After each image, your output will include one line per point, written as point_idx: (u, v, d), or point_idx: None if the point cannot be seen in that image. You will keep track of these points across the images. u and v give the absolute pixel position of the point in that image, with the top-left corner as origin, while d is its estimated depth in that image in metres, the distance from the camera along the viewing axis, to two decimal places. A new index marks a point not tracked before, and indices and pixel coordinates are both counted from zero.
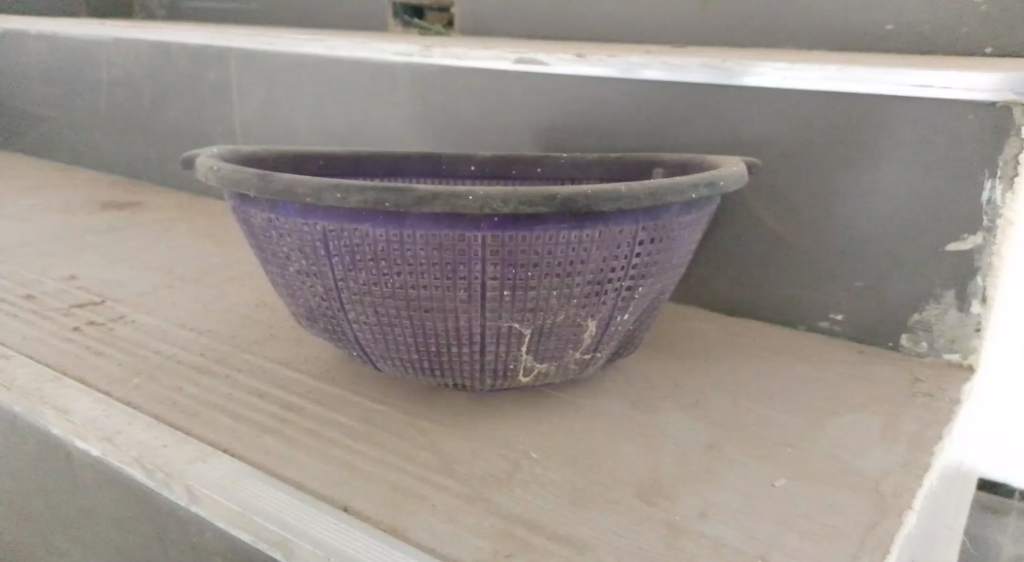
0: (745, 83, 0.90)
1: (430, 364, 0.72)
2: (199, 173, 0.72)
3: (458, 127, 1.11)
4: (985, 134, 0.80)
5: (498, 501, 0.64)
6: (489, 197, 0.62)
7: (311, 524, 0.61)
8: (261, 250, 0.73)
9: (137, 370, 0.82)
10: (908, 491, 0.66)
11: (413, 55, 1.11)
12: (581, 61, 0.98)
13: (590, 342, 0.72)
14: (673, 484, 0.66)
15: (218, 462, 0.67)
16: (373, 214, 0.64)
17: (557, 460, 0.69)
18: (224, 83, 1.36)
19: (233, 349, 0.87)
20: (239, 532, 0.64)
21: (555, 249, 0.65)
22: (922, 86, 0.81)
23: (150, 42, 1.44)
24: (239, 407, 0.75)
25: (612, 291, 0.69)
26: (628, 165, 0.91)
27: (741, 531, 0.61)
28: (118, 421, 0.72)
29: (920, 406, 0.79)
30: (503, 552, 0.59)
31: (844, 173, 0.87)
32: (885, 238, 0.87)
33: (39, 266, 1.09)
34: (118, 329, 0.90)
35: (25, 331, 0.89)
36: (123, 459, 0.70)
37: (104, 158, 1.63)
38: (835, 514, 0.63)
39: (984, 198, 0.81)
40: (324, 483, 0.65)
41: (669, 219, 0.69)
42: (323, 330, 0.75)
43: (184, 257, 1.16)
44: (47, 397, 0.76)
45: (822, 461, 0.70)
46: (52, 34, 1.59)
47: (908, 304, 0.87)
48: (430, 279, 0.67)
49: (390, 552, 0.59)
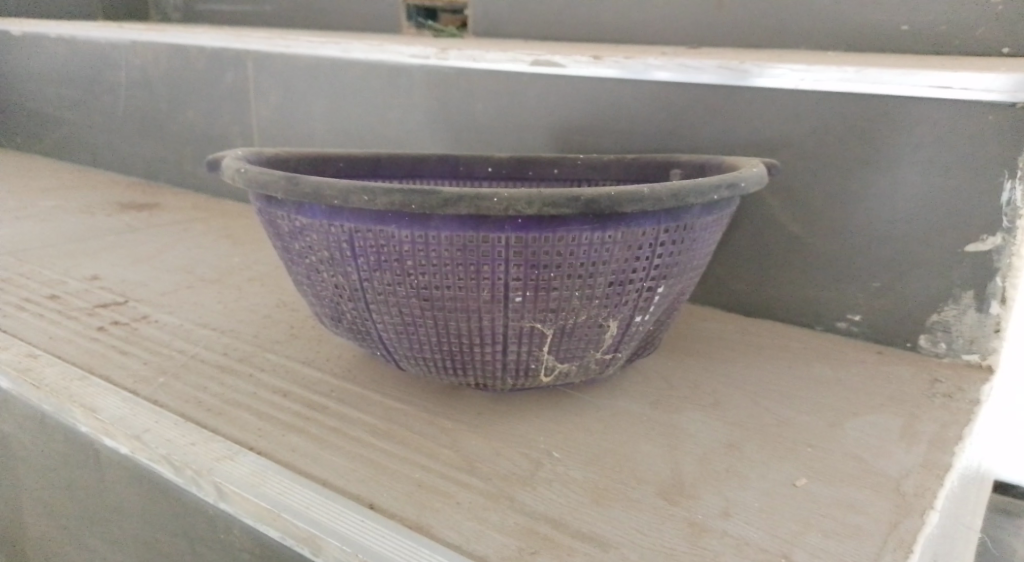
0: (761, 85, 0.90)
1: (453, 364, 0.73)
2: (225, 175, 0.73)
3: (474, 129, 1.11)
4: (1003, 135, 0.80)
5: (521, 499, 0.65)
6: (513, 199, 0.63)
7: (338, 521, 0.62)
8: (286, 251, 0.74)
9: (162, 369, 0.83)
10: (928, 491, 0.66)
11: (429, 57, 1.12)
12: (597, 63, 0.99)
13: (610, 342, 0.73)
14: (695, 483, 0.67)
15: (246, 460, 0.68)
16: (398, 216, 0.65)
17: (579, 459, 0.69)
18: (242, 85, 1.37)
19: (255, 348, 0.88)
20: (267, 528, 0.65)
21: (578, 249, 0.66)
22: (941, 87, 0.81)
23: (169, 45, 1.45)
24: (263, 405, 0.76)
25: (634, 292, 0.70)
26: (646, 167, 0.91)
27: (763, 531, 0.62)
28: (146, 419, 0.73)
29: (938, 406, 0.79)
30: (529, 549, 0.60)
31: (861, 175, 0.88)
32: (903, 239, 0.87)
33: (63, 267, 1.11)
34: (142, 329, 0.92)
35: (51, 330, 0.90)
36: (152, 456, 0.71)
37: (122, 159, 1.65)
38: (857, 513, 0.64)
39: (1004, 198, 0.82)
40: (349, 481, 0.66)
41: (690, 220, 0.69)
42: (347, 330, 0.76)
43: (204, 257, 1.17)
44: (76, 395, 0.77)
45: (843, 461, 0.70)
46: (72, 37, 1.60)
47: (927, 305, 0.88)
48: (454, 280, 0.67)
49: (417, 549, 0.59)
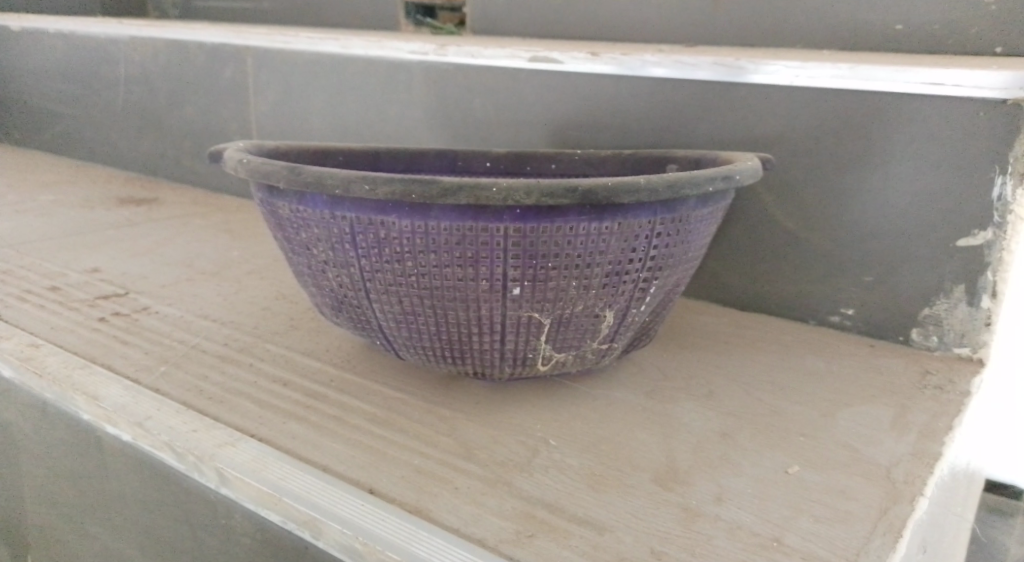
0: (757, 82, 0.92)
1: (452, 353, 0.74)
2: (228, 165, 0.74)
3: (473, 125, 1.12)
4: (995, 131, 0.82)
5: (519, 485, 0.66)
6: (512, 189, 0.64)
7: (338, 505, 0.63)
8: (288, 241, 0.75)
9: (163, 358, 0.84)
10: (918, 478, 0.68)
11: (428, 53, 1.13)
12: (594, 59, 1.00)
13: (607, 332, 0.74)
14: (689, 469, 0.68)
15: (247, 447, 0.69)
16: (399, 206, 0.66)
17: (575, 447, 0.70)
18: (241, 80, 1.38)
19: (255, 339, 0.89)
20: (269, 513, 0.66)
21: (575, 240, 0.67)
22: (934, 84, 0.83)
23: (169, 41, 1.46)
24: (264, 394, 0.77)
25: (630, 283, 0.71)
26: (642, 162, 0.92)
27: (756, 515, 0.63)
28: (148, 407, 0.74)
29: (929, 397, 0.80)
30: (526, 532, 0.61)
31: (855, 170, 0.89)
32: (895, 233, 0.89)
33: (64, 259, 1.11)
34: (143, 320, 0.93)
35: (52, 320, 0.91)
36: (154, 443, 0.72)
37: (121, 155, 1.65)
38: (848, 499, 0.65)
39: (995, 194, 0.83)
40: (349, 467, 0.67)
41: (686, 212, 0.71)
42: (347, 320, 0.77)
43: (204, 250, 1.18)
44: (78, 383, 0.78)
45: (834, 449, 0.72)
46: (71, 33, 1.61)
47: (919, 299, 0.89)
48: (453, 270, 0.68)
49: (416, 532, 0.61)
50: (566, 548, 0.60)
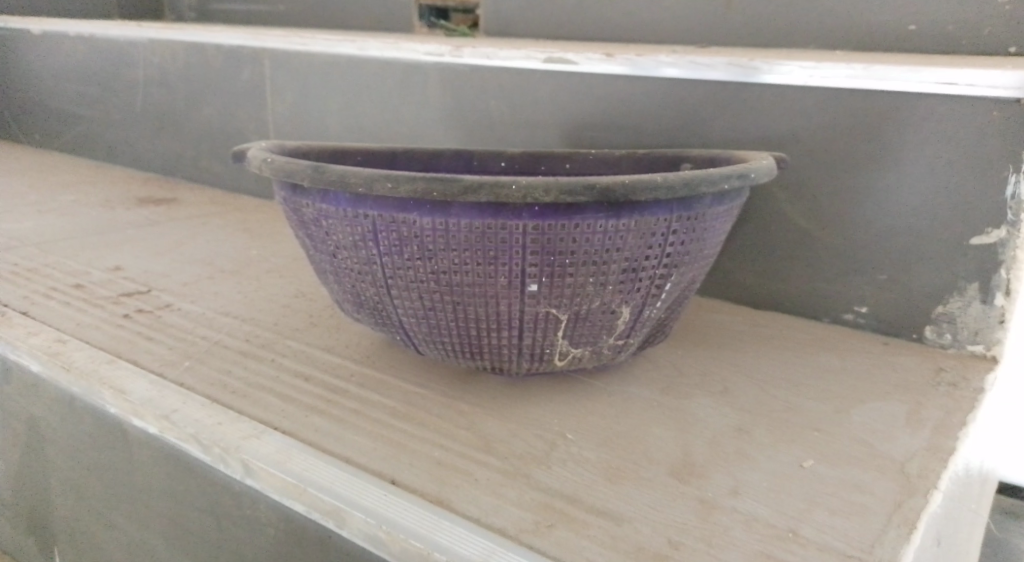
0: (769, 82, 0.92)
1: (471, 348, 0.75)
2: (252, 165, 0.75)
3: (488, 126, 1.14)
4: (1008, 130, 0.82)
5: (537, 477, 0.67)
6: (531, 187, 0.65)
7: (361, 496, 0.64)
8: (310, 239, 0.77)
9: (187, 354, 0.85)
10: (932, 473, 0.69)
11: (443, 55, 1.15)
12: (608, 61, 1.01)
13: (623, 328, 0.75)
14: (705, 463, 0.69)
15: (271, 439, 0.70)
16: (420, 203, 0.68)
17: (592, 441, 0.72)
18: (258, 82, 1.40)
19: (277, 335, 0.90)
20: (294, 503, 0.67)
21: (593, 237, 0.68)
22: (947, 83, 0.83)
23: (186, 43, 1.48)
24: (286, 388, 0.79)
25: (645, 280, 0.72)
26: (656, 161, 0.93)
27: (772, 508, 0.64)
28: (174, 400, 0.76)
29: (943, 394, 0.81)
30: (546, 522, 0.62)
31: (868, 170, 0.90)
32: (909, 232, 0.89)
33: (86, 258, 1.14)
34: (166, 316, 0.94)
35: (77, 317, 0.93)
36: (180, 435, 0.74)
37: (140, 155, 1.68)
38: (863, 492, 0.66)
39: (1008, 192, 0.83)
40: (371, 459, 0.69)
41: (701, 209, 0.72)
42: (368, 315, 0.78)
43: (224, 249, 1.20)
44: (105, 378, 0.80)
45: (849, 443, 0.72)
46: (91, 35, 1.63)
47: (933, 297, 0.90)
48: (472, 267, 0.70)
49: (437, 521, 0.62)
50: (586, 538, 0.61)
